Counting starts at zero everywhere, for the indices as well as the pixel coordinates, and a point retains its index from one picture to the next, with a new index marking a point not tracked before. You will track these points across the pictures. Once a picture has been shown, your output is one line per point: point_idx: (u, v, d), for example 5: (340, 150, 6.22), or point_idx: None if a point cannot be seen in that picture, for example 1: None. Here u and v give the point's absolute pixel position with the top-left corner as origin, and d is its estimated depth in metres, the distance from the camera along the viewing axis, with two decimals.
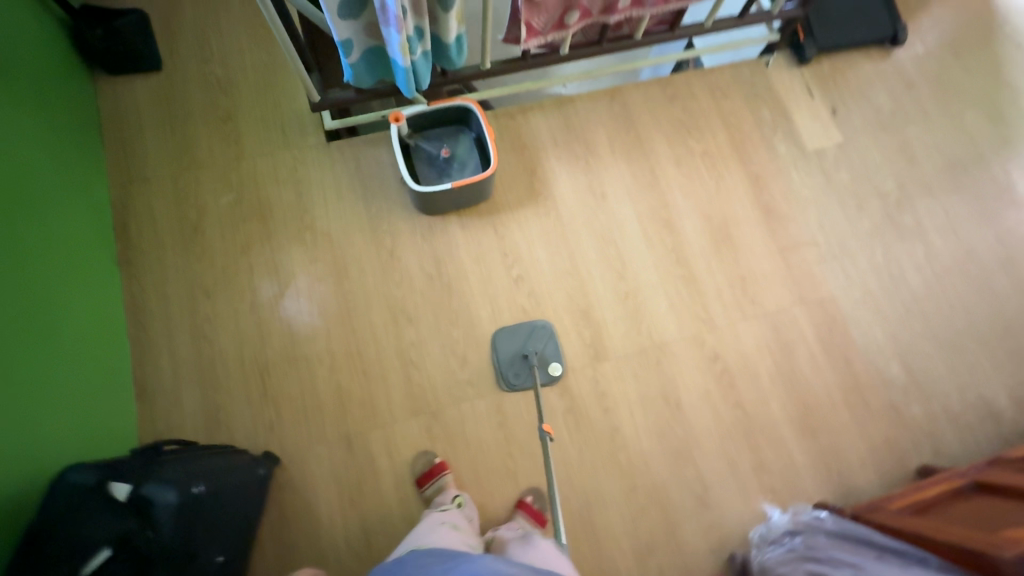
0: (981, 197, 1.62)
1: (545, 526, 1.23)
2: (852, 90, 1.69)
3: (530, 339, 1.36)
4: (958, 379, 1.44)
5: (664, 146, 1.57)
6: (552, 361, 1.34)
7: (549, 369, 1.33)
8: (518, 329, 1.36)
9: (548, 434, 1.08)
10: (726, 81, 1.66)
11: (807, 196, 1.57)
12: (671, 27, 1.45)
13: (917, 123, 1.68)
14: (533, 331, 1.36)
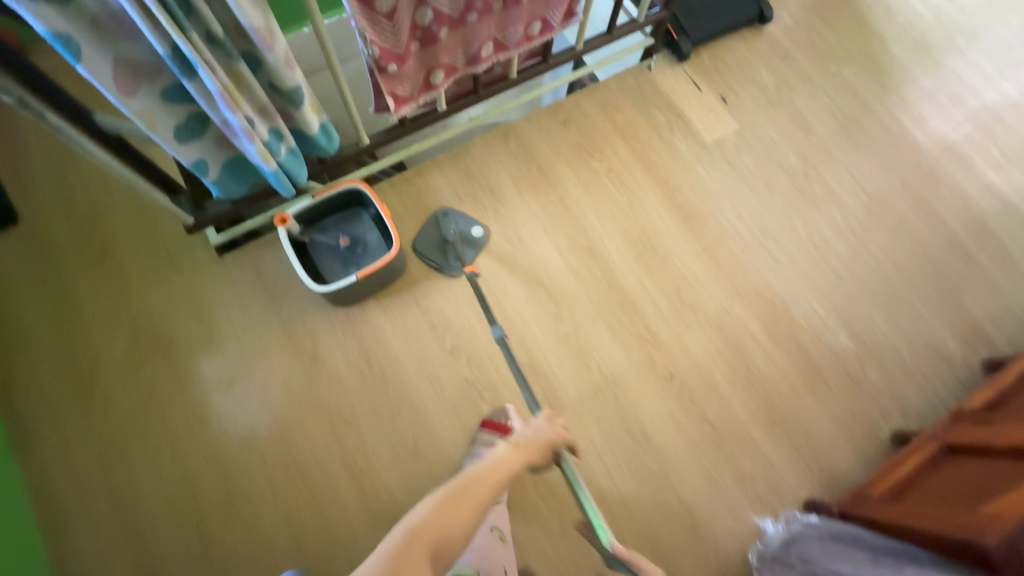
0: (879, 148, 1.65)
1: None
2: (735, 74, 1.70)
3: (442, 225, 1.43)
4: (905, 333, 1.44)
5: (569, 172, 1.54)
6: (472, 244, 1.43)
7: (470, 238, 1.43)
8: (435, 245, 1.41)
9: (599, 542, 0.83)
10: (613, 93, 1.64)
11: (719, 188, 1.56)
12: (541, 58, 1.43)
13: (803, 91, 1.69)
14: (444, 216, 1.44)
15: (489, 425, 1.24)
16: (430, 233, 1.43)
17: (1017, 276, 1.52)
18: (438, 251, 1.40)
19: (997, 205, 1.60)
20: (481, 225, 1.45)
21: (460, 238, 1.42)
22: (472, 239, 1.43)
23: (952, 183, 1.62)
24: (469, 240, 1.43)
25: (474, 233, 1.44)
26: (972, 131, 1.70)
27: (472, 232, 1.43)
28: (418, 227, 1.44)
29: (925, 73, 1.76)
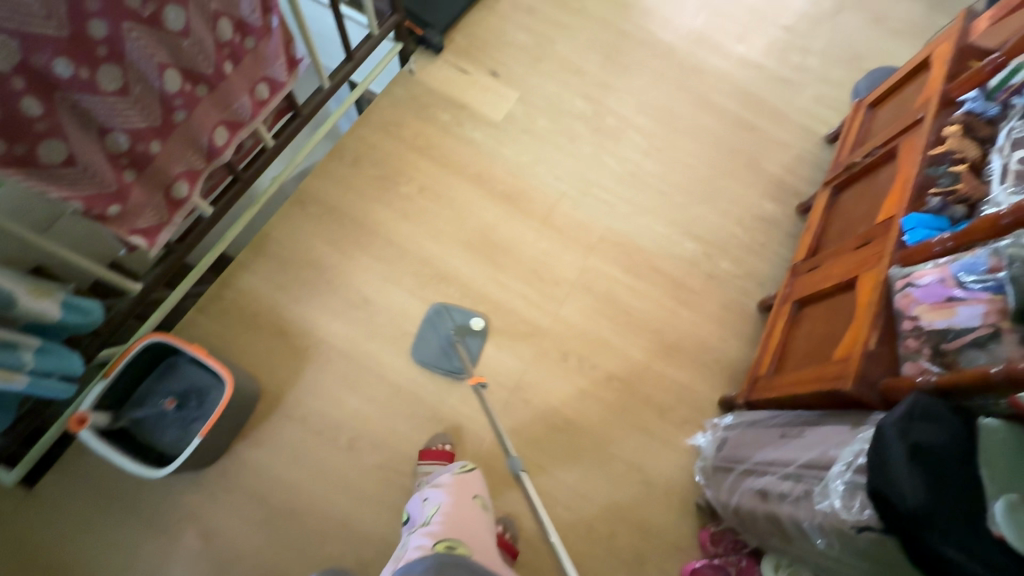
0: (646, 63, 1.73)
1: (517, 554, 1.20)
2: (494, 44, 1.68)
3: (440, 323, 1.34)
4: (734, 216, 1.57)
5: (383, 209, 1.44)
6: (471, 323, 1.34)
7: (472, 330, 1.34)
8: (427, 320, 1.35)
9: None
10: (389, 111, 1.55)
11: (529, 160, 1.55)
12: (294, 112, 1.30)
13: (560, 37, 1.72)
14: (439, 312, 1.35)
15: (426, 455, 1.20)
16: (430, 342, 1.32)
17: (792, 126, 1.71)
18: (443, 357, 1.31)
19: (754, 72, 1.78)
20: (481, 316, 1.36)
21: (460, 332, 1.34)
22: (476, 337, 1.34)
23: (714, 68, 1.77)
24: (469, 331, 1.34)
25: (473, 323, 1.35)
26: (710, 15, 1.85)
27: (473, 327, 1.33)
28: (415, 335, 1.33)
29: None
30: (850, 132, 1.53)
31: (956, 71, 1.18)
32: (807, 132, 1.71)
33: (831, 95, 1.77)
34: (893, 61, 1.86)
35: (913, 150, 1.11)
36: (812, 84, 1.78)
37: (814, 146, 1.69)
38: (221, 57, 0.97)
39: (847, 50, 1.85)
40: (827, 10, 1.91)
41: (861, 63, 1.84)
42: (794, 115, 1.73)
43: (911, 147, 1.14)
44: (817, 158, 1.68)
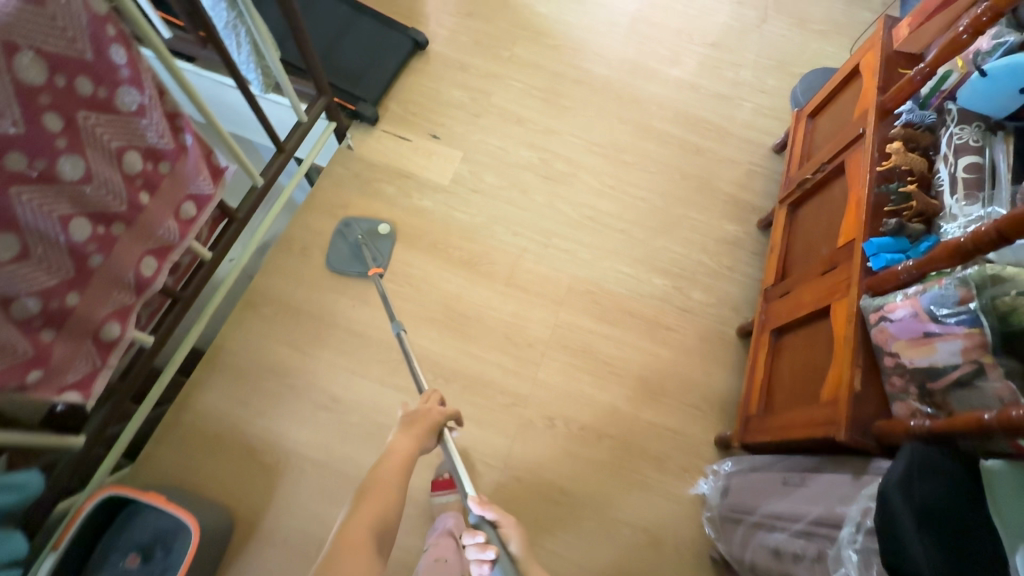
0: (584, 100, 1.72)
1: None
2: (430, 107, 1.65)
3: (349, 233, 1.43)
4: (698, 243, 1.54)
5: (339, 298, 1.38)
6: (377, 228, 1.44)
7: (379, 233, 1.44)
8: (336, 232, 1.43)
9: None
10: (332, 194, 1.50)
11: (482, 220, 1.51)
12: (229, 217, 1.23)
13: (495, 88, 1.70)
14: (347, 224, 1.44)
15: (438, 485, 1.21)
16: (341, 249, 1.41)
17: (739, 142, 1.71)
18: (354, 260, 1.40)
19: (693, 93, 1.77)
20: (387, 222, 1.46)
21: (368, 238, 1.43)
22: (380, 235, 1.43)
23: (652, 95, 1.76)
24: (377, 235, 1.44)
25: (381, 229, 1.45)
26: (640, 43, 1.85)
27: (378, 230, 1.44)
28: (327, 246, 1.42)
29: (577, 16, 1.87)
30: (796, 144, 1.53)
31: (887, 79, 1.18)
32: (754, 146, 1.70)
33: (770, 105, 1.78)
34: (823, 62, 1.89)
35: (860, 167, 1.10)
36: (750, 97, 1.79)
37: (763, 159, 1.69)
38: (134, 190, 0.91)
39: (778, 57, 1.87)
40: (752, 21, 1.94)
41: (793, 69, 1.86)
42: (738, 131, 1.73)
43: (857, 163, 1.13)
44: (768, 170, 1.68)
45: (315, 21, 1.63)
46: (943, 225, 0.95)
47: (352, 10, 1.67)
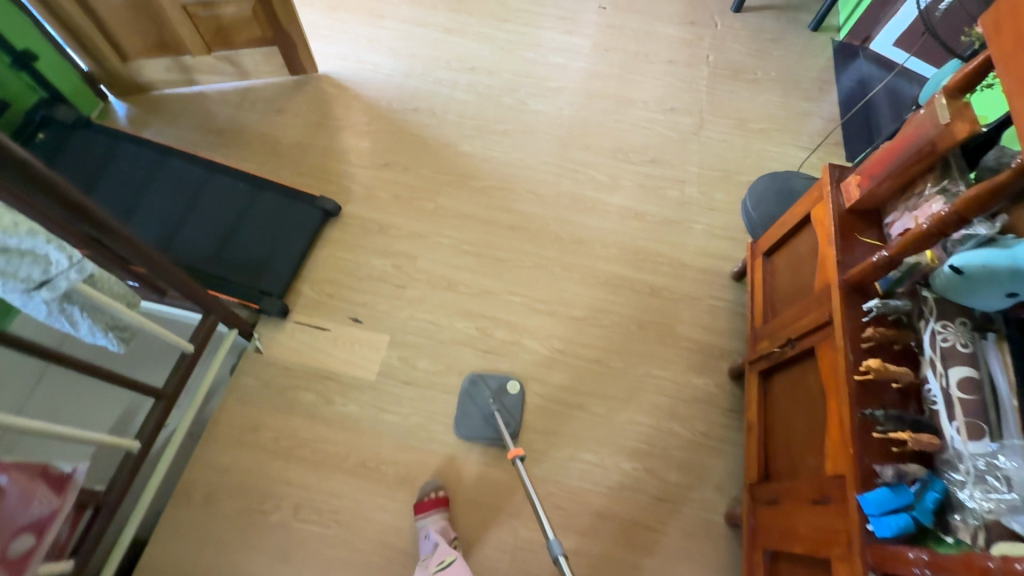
0: (520, 248, 1.56)
1: None
2: (348, 284, 1.46)
3: (478, 394, 1.33)
4: (666, 409, 1.36)
5: (254, 554, 1.16)
6: (508, 384, 1.35)
7: (511, 390, 1.34)
8: (465, 393, 1.34)
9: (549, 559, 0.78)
10: (239, 415, 1.29)
11: (418, 419, 1.31)
12: (94, 505, 1.02)
13: (421, 250, 1.53)
14: (475, 382, 1.35)
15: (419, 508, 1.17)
16: (472, 414, 1.31)
17: (695, 274, 1.55)
18: (487, 426, 1.29)
19: (638, 222, 1.63)
20: (516, 378, 1.37)
21: (497, 398, 1.34)
22: (516, 398, 1.34)
23: (593, 230, 1.61)
24: (508, 396, 1.34)
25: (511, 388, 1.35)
26: (574, 171, 1.71)
27: (508, 388, 1.34)
28: (456, 413, 1.31)
29: (503, 150, 1.73)
30: (756, 283, 1.37)
31: (848, 246, 1.03)
32: (712, 276, 1.55)
33: (722, 224, 1.64)
34: (770, 165, 1.77)
35: (836, 369, 0.93)
36: (699, 218, 1.65)
37: (724, 290, 1.53)
38: None
39: (722, 166, 1.75)
40: (689, 129, 1.83)
41: (740, 178, 1.73)
42: (692, 261, 1.57)
43: (830, 357, 0.96)
44: (732, 302, 1.51)
45: (210, 208, 1.45)
46: (953, 471, 0.77)
47: (251, 186, 1.51)
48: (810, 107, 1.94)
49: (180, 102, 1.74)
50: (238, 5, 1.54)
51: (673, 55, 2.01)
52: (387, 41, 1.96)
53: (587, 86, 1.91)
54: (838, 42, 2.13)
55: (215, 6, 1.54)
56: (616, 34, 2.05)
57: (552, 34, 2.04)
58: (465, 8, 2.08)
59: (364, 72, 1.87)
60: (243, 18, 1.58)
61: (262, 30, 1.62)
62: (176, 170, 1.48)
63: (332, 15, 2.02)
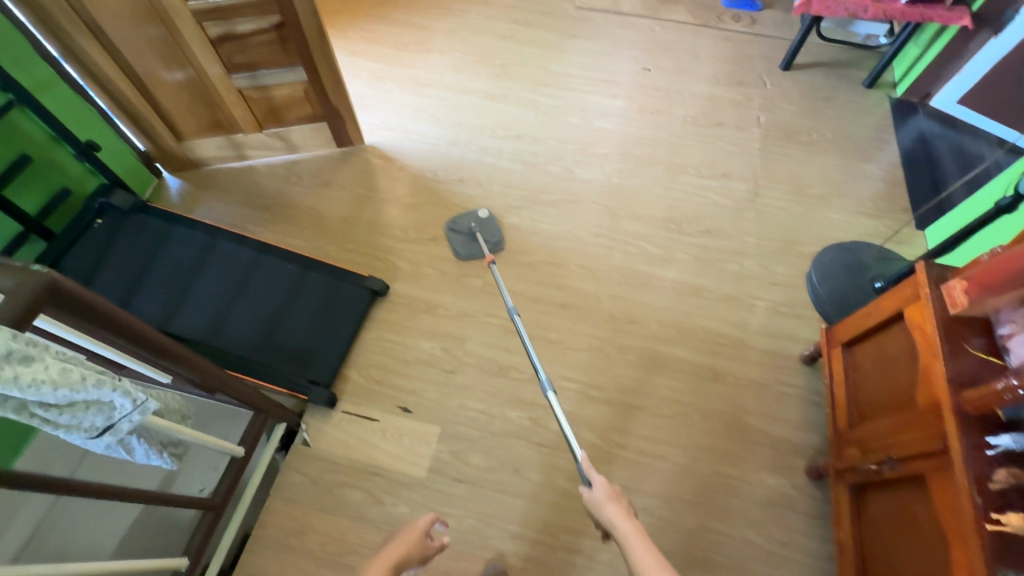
0: (572, 329, 1.50)
1: None
2: (396, 370, 1.42)
3: (460, 224, 1.63)
4: (738, 514, 1.25)
5: None
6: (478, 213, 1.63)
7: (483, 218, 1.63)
8: (449, 229, 1.64)
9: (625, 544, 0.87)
10: (285, 516, 1.23)
11: (471, 521, 1.24)
12: None
13: (470, 331, 1.48)
14: (453, 222, 1.64)
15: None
16: (460, 239, 1.61)
17: (761, 357, 1.46)
18: (474, 240, 1.61)
19: (696, 298, 1.55)
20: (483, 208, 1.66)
21: (478, 224, 1.63)
22: (490, 221, 1.63)
23: (648, 307, 1.53)
24: (485, 222, 1.64)
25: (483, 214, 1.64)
26: (626, 243, 1.65)
27: (483, 216, 1.62)
28: (449, 244, 1.62)
29: (550, 221, 1.69)
30: (836, 376, 1.26)
31: (958, 362, 0.92)
32: (779, 360, 1.45)
33: (787, 300, 1.55)
34: (833, 234, 1.68)
35: (959, 512, 0.82)
36: (762, 294, 1.56)
37: (794, 375, 1.43)
38: None
39: (782, 236, 1.67)
40: (744, 196, 1.76)
41: (802, 248, 1.64)
42: (757, 342, 1.48)
43: (948, 494, 0.86)
44: (804, 390, 1.41)
45: (260, 292, 1.43)
46: None
47: (300, 267, 1.48)
48: (871, 169, 1.85)
49: (231, 177, 1.75)
50: (290, 87, 1.54)
51: (723, 117, 1.95)
52: (432, 109, 1.96)
53: (636, 151, 1.86)
54: (895, 99, 2.05)
55: (268, 88, 1.54)
56: (662, 97, 2.02)
57: (596, 98, 2.01)
58: (509, 74, 2.08)
59: (410, 142, 1.86)
60: (294, 99, 1.58)
61: (313, 108, 1.62)
62: (228, 252, 1.47)
63: (378, 84, 2.04)
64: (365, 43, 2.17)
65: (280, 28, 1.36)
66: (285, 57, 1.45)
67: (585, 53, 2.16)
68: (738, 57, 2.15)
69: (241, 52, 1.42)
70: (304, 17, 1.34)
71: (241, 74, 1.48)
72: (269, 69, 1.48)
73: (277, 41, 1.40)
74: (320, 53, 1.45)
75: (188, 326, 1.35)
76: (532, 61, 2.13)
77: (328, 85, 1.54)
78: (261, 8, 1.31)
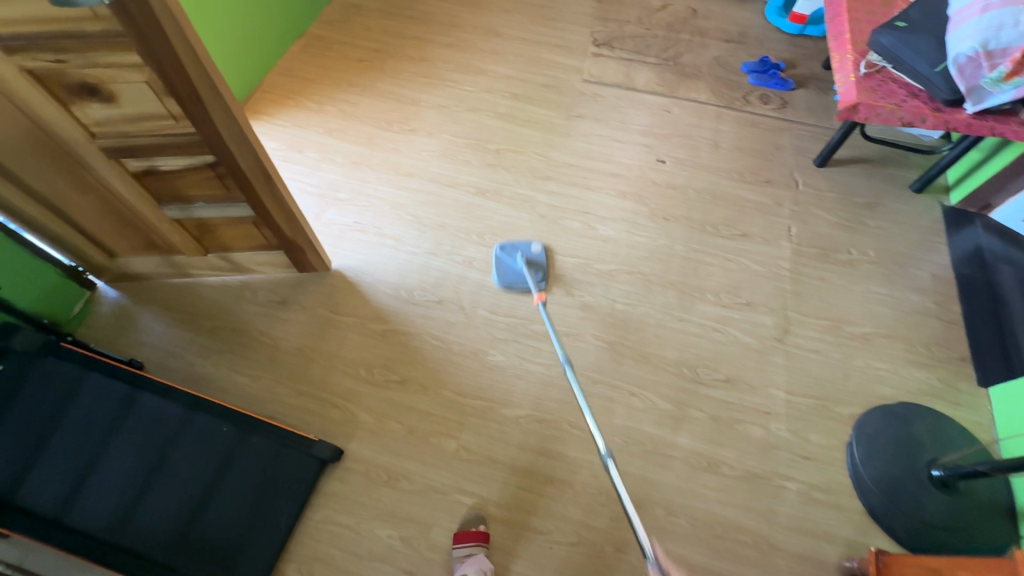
0: (557, 514, 1.24)
1: None
2: (345, 568, 1.18)
3: (511, 257, 1.58)
4: None
5: None
6: (531, 248, 1.59)
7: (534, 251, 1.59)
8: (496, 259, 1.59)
9: (542, 299, 1.40)
10: None
11: None
12: None
13: (436, 515, 1.23)
14: (505, 248, 1.60)
15: (461, 536, 1.18)
16: (507, 270, 1.56)
17: (790, 565, 1.19)
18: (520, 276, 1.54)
19: (712, 477, 1.28)
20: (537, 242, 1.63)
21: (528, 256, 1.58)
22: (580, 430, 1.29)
23: (653, 486, 1.27)
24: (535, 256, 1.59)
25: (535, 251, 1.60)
26: (629, 393, 1.39)
27: (533, 250, 1.59)
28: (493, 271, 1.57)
29: (540, 361, 1.43)
30: None
31: None
32: (813, 569, 1.19)
33: (822, 483, 1.28)
34: (879, 389, 1.41)
35: None
36: (791, 472, 1.29)
37: None
38: None
39: (816, 391, 1.40)
40: (772, 334, 1.49)
41: (841, 409, 1.37)
42: (787, 543, 1.21)
43: None
44: None
45: (183, 464, 1.18)
46: None
47: (236, 428, 1.24)
48: (922, 301, 1.56)
49: (175, 292, 1.52)
50: (233, 221, 1.29)
51: (747, 227, 1.69)
52: (412, 206, 1.71)
53: (645, 269, 1.60)
54: (949, 206, 1.76)
55: (209, 221, 1.30)
56: (677, 197, 1.76)
57: (600, 196, 1.76)
58: (503, 162, 1.83)
59: (383, 250, 1.62)
60: (242, 230, 1.33)
61: (265, 239, 1.37)
62: (151, 408, 1.23)
63: (353, 172, 1.80)
64: (344, 119, 1.93)
65: (215, 167, 1.11)
66: (226, 192, 1.19)
67: (590, 137, 1.90)
68: (766, 147, 1.88)
69: (171, 185, 1.18)
70: (243, 158, 1.09)
71: (173, 206, 1.24)
72: (208, 203, 1.23)
73: (213, 178, 1.15)
74: (266, 191, 1.19)
75: (88, 512, 1.10)
76: (530, 146, 1.87)
77: (280, 219, 1.29)
78: (189, 150, 1.06)
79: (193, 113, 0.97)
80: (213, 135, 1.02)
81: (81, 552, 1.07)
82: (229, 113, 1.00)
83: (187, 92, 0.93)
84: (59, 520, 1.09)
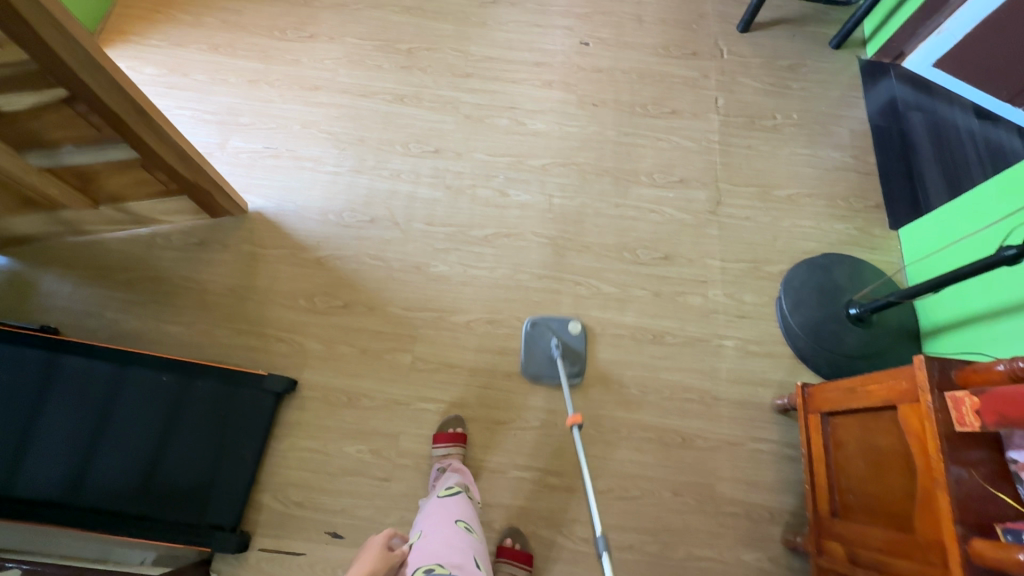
0: (519, 405, 1.30)
1: None
2: (321, 486, 1.22)
3: (542, 334, 1.34)
4: None
5: None
6: (570, 328, 1.34)
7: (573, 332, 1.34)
8: (528, 335, 1.34)
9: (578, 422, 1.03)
10: None
11: None
12: None
13: (402, 425, 1.27)
14: (536, 325, 1.35)
15: (438, 438, 1.22)
16: (537, 354, 1.32)
17: (731, 411, 1.31)
18: (552, 366, 1.31)
19: (658, 347, 1.36)
20: (577, 319, 1.36)
21: (561, 335, 1.34)
22: (577, 337, 1.34)
23: (606, 365, 1.34)
24: (573, 342, 1.34)
25: (574, 329, 1.35)
26: (575, 283, 1.42)
27: (571, 329, 1.33)
28: (522, 353, 1.33)
29: (484, 266, 1.42)
30: (815, 447, 1.13)
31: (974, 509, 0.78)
32: (751, 411, 1.32)
33: (756, 336, 1.39)
34: (804, 245, 1.49)
35: None
36: (729, 331, 1.38)
37: (766, 428, 1.31)
38: None
39: (748, 255, 1.47)
40: (706, 208, 1.52)
41: (771, 268, 1.46)
42: (728, 393, 1.33)
43: None
44: (777, 444, 1.30)
45: (128, 419, 1.13)
46: None
47: (178, 374, 1.18)
48: (842, 157, 1.62)
49: (74, 250, 1.37)
50: (117, 165, 1.14)
51: (676, 104, 1.66)
52: (326, 123, 1.58)
53: (579, 159, 1.57)
54: (865, 60, 1.78)
55: (88, 170, 1.15)
56: (605, 80, 1.69)
57: (526, 89, 1.66)
58: (418, 63, 1.68)
59: (303, 175, 1.50)
60: (130, 176, 1.19)
61: (162, 184, 1.24)
62: (75, 370, 1.14)
63: (253, 92, 1.61)
64: (229, 31, 1.69)
65: (73, 103, 0.95)
66: (96, 132, 1.04)
67: (508, 25, 1.76)
68: (690, 17, 1.80)
69: (25, 130, 1.01)
70: (103, 88, 0.94)
71: (38, 154, 1.07)
72: (80, 146, 1.07)
73: (75, 116, 0.99)
74: (145, 125, 1.05)
75: (35, 481, 1.05)
76: (445, 41, 1.72)
77: (172, 160, 1.15)
78: (33, 83, 0.90)
79: (18, 33, 0.81)
80: (55, 62, 0.86)
81: (39, 518, 1.04)
82: (62, 29, 0.84)
83: (1, 9, 0.76)
84: (7, 494, 1.04)
